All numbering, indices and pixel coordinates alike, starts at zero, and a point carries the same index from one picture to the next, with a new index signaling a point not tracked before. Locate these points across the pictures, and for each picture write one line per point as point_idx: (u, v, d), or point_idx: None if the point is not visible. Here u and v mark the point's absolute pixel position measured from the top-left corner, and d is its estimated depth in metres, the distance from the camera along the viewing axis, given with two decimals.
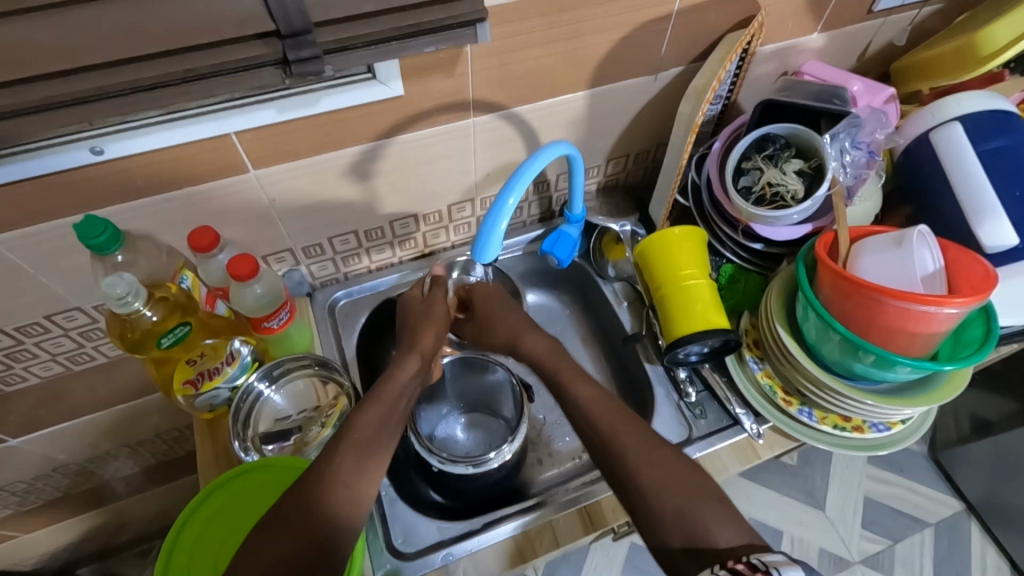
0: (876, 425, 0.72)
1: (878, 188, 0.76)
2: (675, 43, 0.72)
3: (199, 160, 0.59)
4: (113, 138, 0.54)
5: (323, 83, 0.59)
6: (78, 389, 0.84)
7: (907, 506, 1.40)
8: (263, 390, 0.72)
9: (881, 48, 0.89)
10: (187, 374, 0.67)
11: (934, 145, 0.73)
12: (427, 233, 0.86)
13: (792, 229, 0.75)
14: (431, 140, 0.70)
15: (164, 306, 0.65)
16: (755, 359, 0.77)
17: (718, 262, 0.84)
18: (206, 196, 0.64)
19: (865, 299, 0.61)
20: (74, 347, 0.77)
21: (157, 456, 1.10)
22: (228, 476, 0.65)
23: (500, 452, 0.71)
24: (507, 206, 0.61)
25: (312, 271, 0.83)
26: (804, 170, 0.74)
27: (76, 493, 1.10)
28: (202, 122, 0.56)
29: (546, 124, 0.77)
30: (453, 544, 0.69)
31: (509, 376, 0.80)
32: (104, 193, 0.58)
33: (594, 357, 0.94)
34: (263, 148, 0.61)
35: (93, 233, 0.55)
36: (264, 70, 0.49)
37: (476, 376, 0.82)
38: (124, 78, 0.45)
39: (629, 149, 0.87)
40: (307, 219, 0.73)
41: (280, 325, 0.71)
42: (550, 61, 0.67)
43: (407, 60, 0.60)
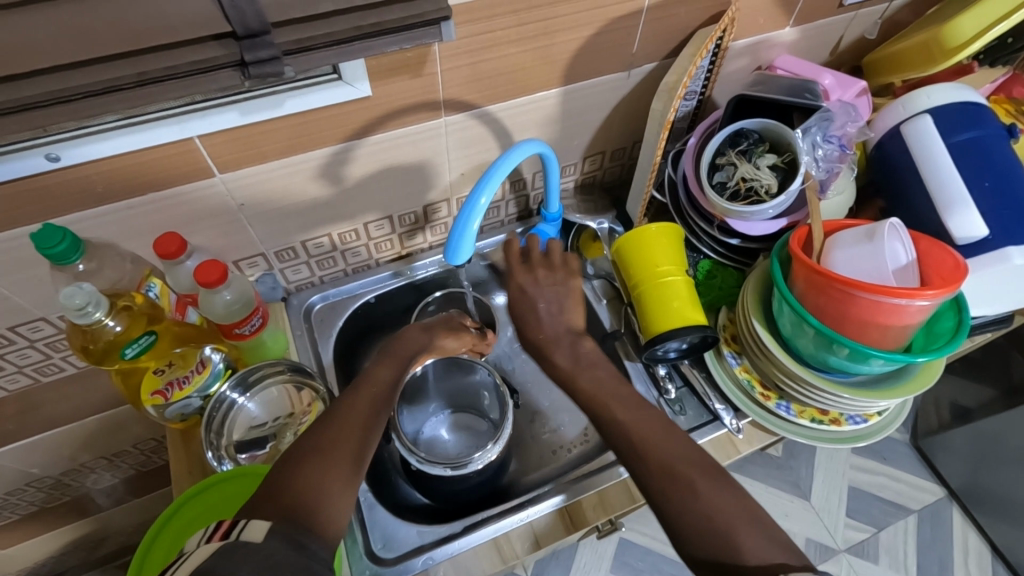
0: (854, 418, 0.73)
1: (850, 181, 0.76)
2: (647, 39, 0.72)
3: (160, 165, 0.58)
4: (69, 144, 0.52)
5: (286, 85, 0.57)
6: (48, 402, 0.83)
7: (890, 493, 1.42)
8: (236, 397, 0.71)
9: (853, 41, 0.89)
10: (154, 385, 0.65)
11: (905, 138, 0.73)
12: (403, 235, 0.85)
13: (767, 224, 0.75)
14: (401, 141, 0.69)
15: (128, 316, 0.64)
16: (733, 354, 0.77)
17: (695, 258, 0.83)
18: (170, 202, 0.62)
19: (838, 292, 0.62)
20: (41, 359, 0.75)
21: (135, 467, 1.08)
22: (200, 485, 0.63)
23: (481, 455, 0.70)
24: (478, 206, 0.61)
25: (286, 275, 0.81)
26: (778, 165, 0.74)
27: (53, 507, 1.08)
28: (162, 126, 0.54)
29: (520, 122, 0.76)
30: (433, 548, 0.68)
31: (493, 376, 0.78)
32: (62, 201, 0.57)
33: None
34: (228, 151, 0.60)
35: (49, 242, 0.53)
36: (223, 72, 0.47)
37: (459, 376, 0.81)
38: (71, 81, 0.44)
39: (605, 147, 0.87)
40: (277, 223, 0.72)
41: (252, 332, 0.70)
42: (520, 58, 0.67)
43: (373, 60, 0.58)
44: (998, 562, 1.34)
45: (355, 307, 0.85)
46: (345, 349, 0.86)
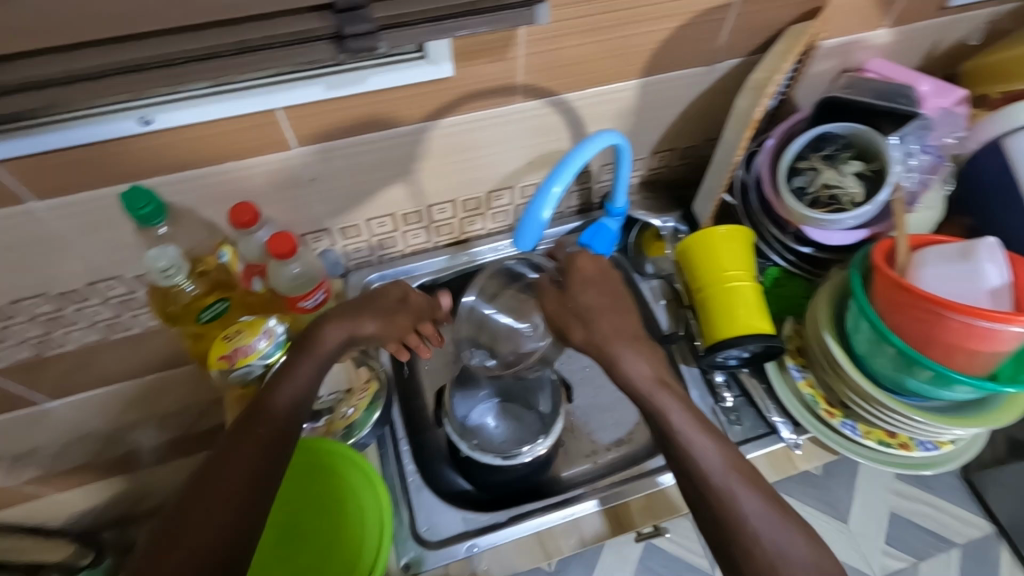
0: (924, 444, 0.69)
1: (941, 197, 0.73)
2: (735, 34, 0.69)
3: (244, 135, 0.59)
4: (162, 110, 0.54)
5: (371, 61, 0.57)
6: (114, 357, 0.86)
7: (934, 525, 1.36)
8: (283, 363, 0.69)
9: (950, 47, 0.84)
10: (222, 349, 0.67)
11: (1007, 154, 0.68)
12: (464, 220, 0.85)
13: (846, 235, 0.72)
14: (475, 125, 0.69)
15: (204, 281, 0.68)
16: (798, 367, 0.74)
17: (763, 265, 0.81)
18: (247, 173, 0.63)
19: (924, 312, 0.58)
20: (111, 316, 0.77)
21: (185, 427, 1.11)
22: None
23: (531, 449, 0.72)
24: (552, 195, 0.60)
25: (347, 252, 0.82)
26: (864, 173, 0.70)
27: (105, 457, 1.12)
28: (250, 97, 0.55)
29: (594, 113, 0.74)
30: (477, 536, 0.68)
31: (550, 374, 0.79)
32: (150, 164, 0.58)
33: None
34: (308, 126, 0.60)
35: (138, 204, 0.55)
36: (317, 44, 0.47)
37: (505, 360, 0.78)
38: (172, 47, 0.44)
39: (675, 144, 0.84)
40: (345, 201, 0.73)
41: (315, 306, 0.71)
42: (605, 47, 0.65)
43: (458, 40, 0.58)
44: None
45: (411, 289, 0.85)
46: None
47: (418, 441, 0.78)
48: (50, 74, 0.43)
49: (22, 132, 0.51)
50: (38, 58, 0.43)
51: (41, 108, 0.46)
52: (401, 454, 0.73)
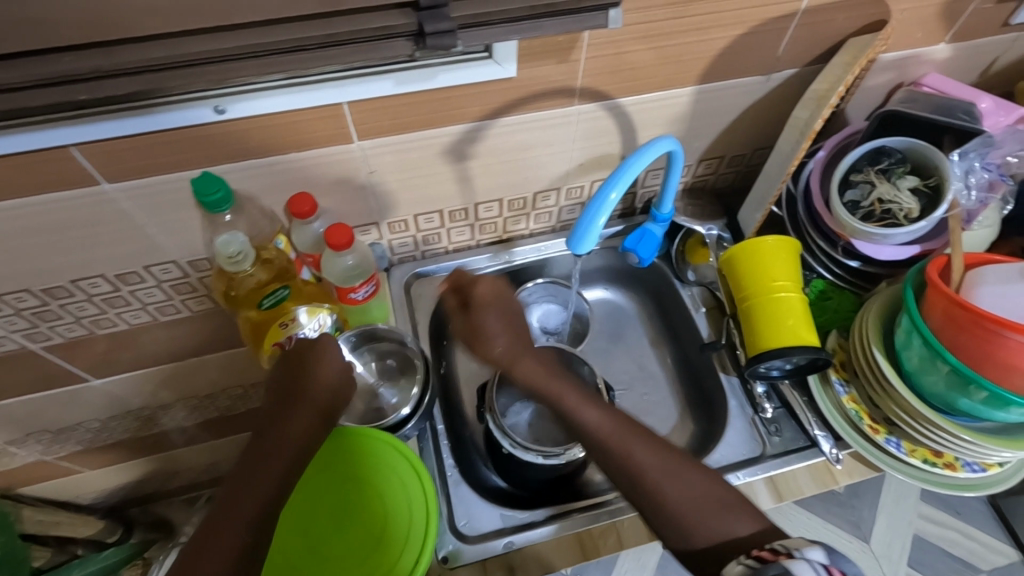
0: (970, 465, 0.68)
1: (1000, 214, 0.71)
2: (795, 44, 0.69)
3: (310, 127, 0.60)
4: (235, 99, 0.55)
5: (440, 58, 0.58)
6: (161, 338, 0.88)
7: (959, 550, 1.34)
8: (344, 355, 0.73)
9: (1009, 65, 0.83)
10: (277, 337, 0.68)
11: None
12: (508, 219, 0.85)
13: (897, 250, 0.71)
14: (531, 125, 0.69)
15: (267, 269, 0.69)
16: (841, 382, 0.73)
17: (808, 277, 0.80)
18: (308, 164, 0.64)
19: (983, 331, 0.58)
20: (162, 299, 0.79)
21: (219, 410, 1.13)
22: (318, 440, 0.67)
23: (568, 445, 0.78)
24: (608, 201, 0.61)
25: (393, 246, 0.83)
26: (920, 188, 0.70)
27: (140, 436, 1.13)
28: (321, 89, 0.56)
29: (646, 118, 0.74)
30: (514, 533, 0.68)
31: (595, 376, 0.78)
32: (219, 152, 0.59)
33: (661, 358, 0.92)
34: (372, 120, 0.62)
35: (209, 191, 0.56)
36: (397, 41, 0.48)
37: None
38: (264, 38, 0.46)
39: (723, 152, 0.84)
40: (397, 196, 0.74)
41: (364, 298, 0.72)
42: (667, 53, 0.65)
43: (525, 41, 0.58)
44: None
45: None
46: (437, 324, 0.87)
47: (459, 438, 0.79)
48: (145, 60, 0.45)
49: (104, 116, 0.53)
50: (136, 44, 0.45)
51: (130, 93, 0.47)
52: (440, 448, 0.74)
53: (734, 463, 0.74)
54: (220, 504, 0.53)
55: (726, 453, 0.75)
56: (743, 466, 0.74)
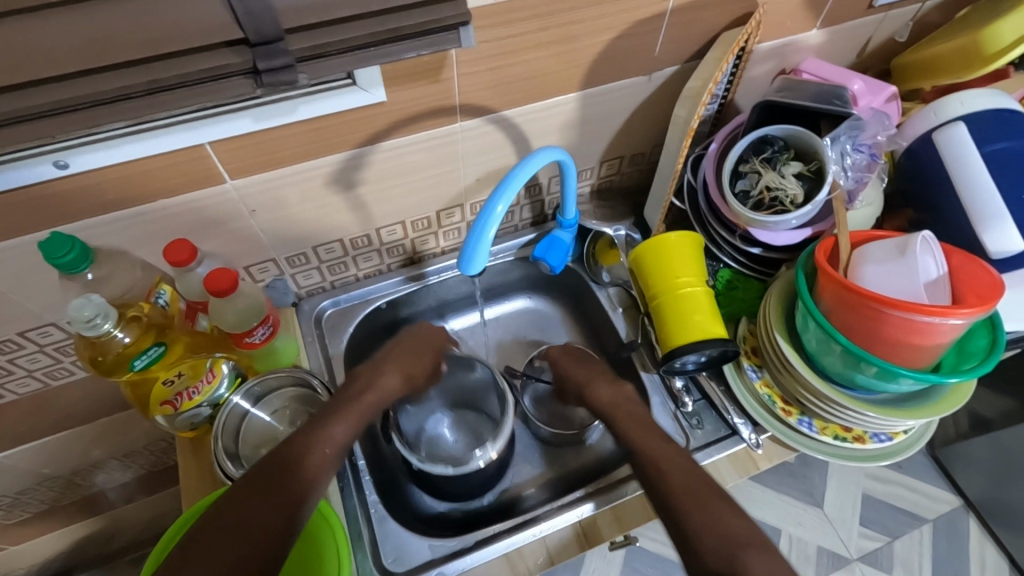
0: (878, 435, 0.70)
1: (879, 192, 0.74)
2: (670, 43, 0.70)
3: (172, 171, 0.57)
4: (78, 152, 0.51)
5: (300, 90, 0.56)
6: (60, 403, 0.82)
7: (905, 503, 1.39)
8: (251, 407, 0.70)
9: (881, 44, 0.86)
10: (163, 395, 0.64)
11: (936, 146, 0.70)
12: (417, 240, 0.84)
13: (791, 234, 0.73)
14: (418, 146, 0.68)
15: (137, 327, 0.62)
16: (754, 368, 0.75)
17: (715, 267, 0.82)
18: (181, 209, 0.61)
19: (868, 310, 0.59)
20: (50, 364, 0.74)
21: (146, 467, 1.06)
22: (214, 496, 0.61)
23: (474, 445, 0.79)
24: (496, 213, 0.58)
25: (297, 280, 0.80)
26: (804, 173, 0.71)
27: (63, 505, 1.06)
28: (173, 133, 0.53)
29: (537, 128, 0.74)
30: (444, 563, 0.67)
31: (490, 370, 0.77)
32: (74, 208, 0.56)
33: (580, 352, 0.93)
34: (240, 158, 0.59)
35: (59, 252, 0.53)
36: (233, 80, 0.46)
37: (457, 373, 0.81)
38: (78, 91, 0.42)
39: (623, 152, 0.85)
40: (289, 231, 0.71)
41: (262, 340, 0.69)
42: (542, 62, 0.65)
43: (389, 64, 0.57)
44: None
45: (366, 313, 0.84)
46: (356, 353, 0.84)
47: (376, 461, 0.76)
48: None
49: None
50: None
51: None
52: (362, 484, 0.72)
53: None
54: (193, 548, 0.51)
55: None
56: None
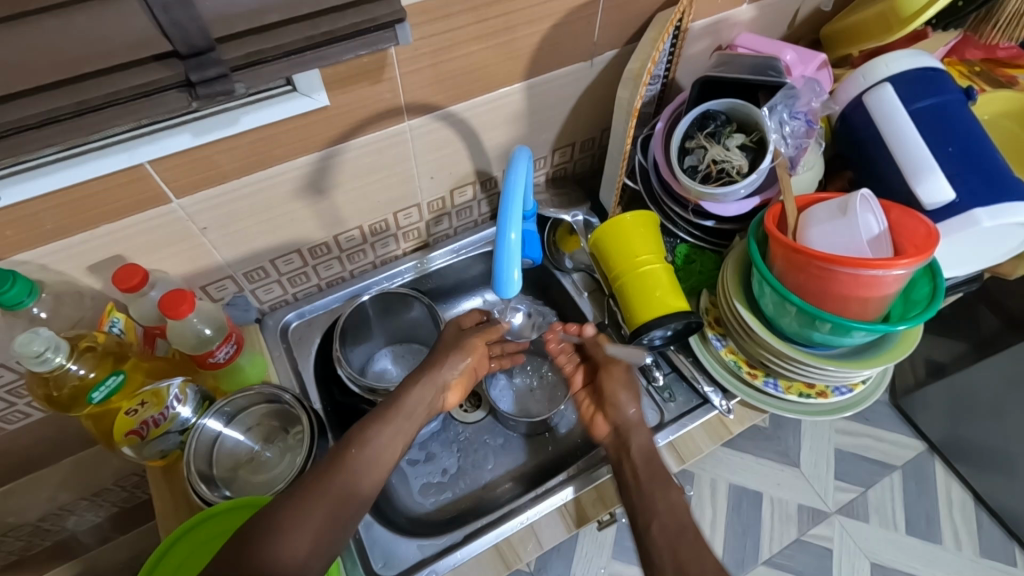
0: (840, 389, 0.73)
1: (819, 155, 0.77)
2: (608, 27, 0.71)
3: (114, 195, 0.55)
4: (9, 182, 0.49)
5: (239, 101, 0.55)
6: (17, 447, 0.79)
7: (874, 452, 1.46)
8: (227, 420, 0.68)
9: (809, 14, 0.90)
10: (128, 425, 0.61)
11: (867, 108, 0.74)
12: (377, 244, 0.83)
13: (740, 204, 0.75)
14: (371, 148, 0.68)
15: (93, 357, 0.61)
16: (718, 337, 0.77)
17: (672, 243, 0.84)
18: (128, 232, 0.59)
19: (816, 269, 0.62)
20: (5, 408, 0.71)
21: (118, 504, 1.02)
22: (205, 513, 0.60)
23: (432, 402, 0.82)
24: (509, 241, 0.59)
25: (258, 296, 0.79)
26: (747, 145, 0.74)
27: (34, 554, 1.01)
28: (110, 154, 0.51)
29: (486, 121, 0.74)
30: (435, 561, 0.67)
31: (427, 310, 0.82)
32: (11, 242, 0.53)
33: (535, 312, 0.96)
34: (185, 175, 0.57)
35: (0, 287, 0.51)
36: (169, 94, 0.45)
37: (399, 315, 0.84)
38: (3, 116, 0.41)
39: (573, 138, 0.86)
40: (243, 245, 0.70)
41: (226, 359, 0.67)
42: (483, 55, 0.65)
43: (329, 68, 0.56)
44: (980, 507, 1.40)
45: (332, 322, 0.83)
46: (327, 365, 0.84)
47: (331, 396, 0.79)
48: None
49: None
50: None
51: None
52: None
53: None
54: None
55: None
56: None
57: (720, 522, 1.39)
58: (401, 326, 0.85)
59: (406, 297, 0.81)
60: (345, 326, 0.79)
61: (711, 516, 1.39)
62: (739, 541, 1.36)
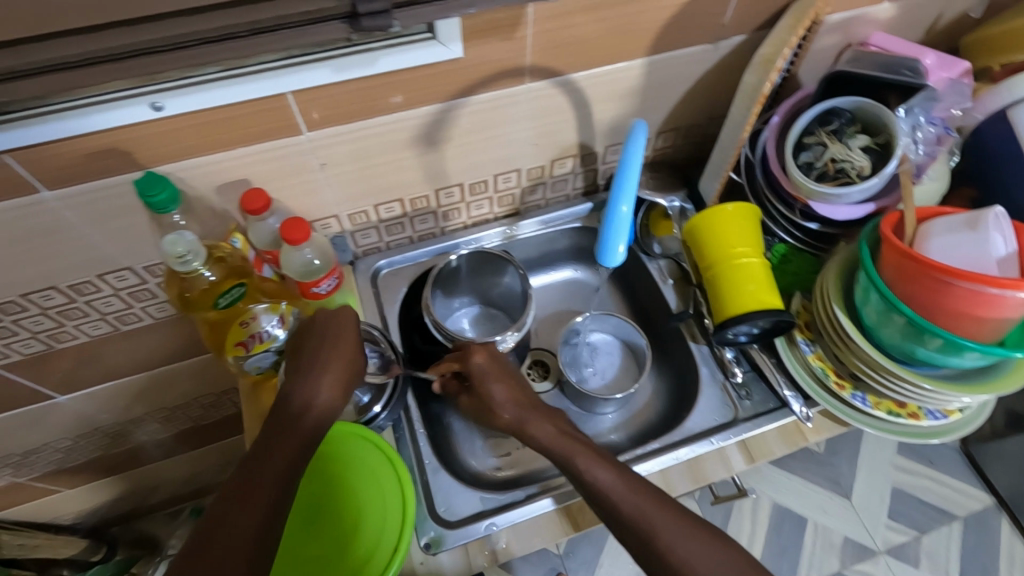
0: (933, 413, 0.70)
1: (945, 168, 0.73)
2: (741, 9, 0.69)
3: (255, 119, 0.59)
4: (172, 94, 0.53)
5: (381, 43, 0.57)
6: (123, 349, 0.85)
7: (935, 498, 1.38)
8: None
9: (952, 20, 0.84)
10: (240, 335, 0.67)
11: (1011, 123, 0.69)
12: (471, 205, 0.85)
13: (852, 209, 0.72)
14: (488, 106, 0.69)
15: (222, 267, 0.68)
16: (807, 342, 0.75)
17: (771, 241, 0.81)
18: (258, 158, 0.63)
19: (932, 281, 0.59)
20: (121, 308, 0.77)
21: (194, 419, 1.10)
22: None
23: (503, 335, 0.76)
24: (620, 213, 0.62)
25: (355, 239, 0.82)
26: (870, 147, 0.71)
27: (114, 453, 1.10)
28: (261, 80, 0.55)
29: (600, 93, 0.74)
30: (494, 515, 0.69)
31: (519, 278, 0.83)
32: (161, 151, 0.58)
33: (614, 295, 0.95)
34: (319, 108, 0.60)
35: (152, 190, 0.55)
36: (330, 24, 0.47)
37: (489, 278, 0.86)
38: (184, 27, 0.45)
39: (680, 123, 0.84)
40: (353, 186, 0.73)
41: (328, 291, 0.70)
42: (613, 25, 0.65)
43: (468, 20, 0.58)
44: None
45: (420, 273, 0.86)
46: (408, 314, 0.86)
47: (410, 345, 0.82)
48: (65, 56, 0.44)
49: (31, 118, 0.51)
50: (75, 35, 0.44)
51: (49, 93, 0.45)
52: (417, 436, 0.74)
53: (708, 429, 0.75)
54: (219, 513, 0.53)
55: (699, 420, 0.76)
56: (715, 431, 0.75)
57: (759, 541, 1.35)
58: (492, 291, 0.87)
59: (501, 264, 0.83)
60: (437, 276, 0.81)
61: (750, 533, 1.36)
62: (776, 563, 1.32)
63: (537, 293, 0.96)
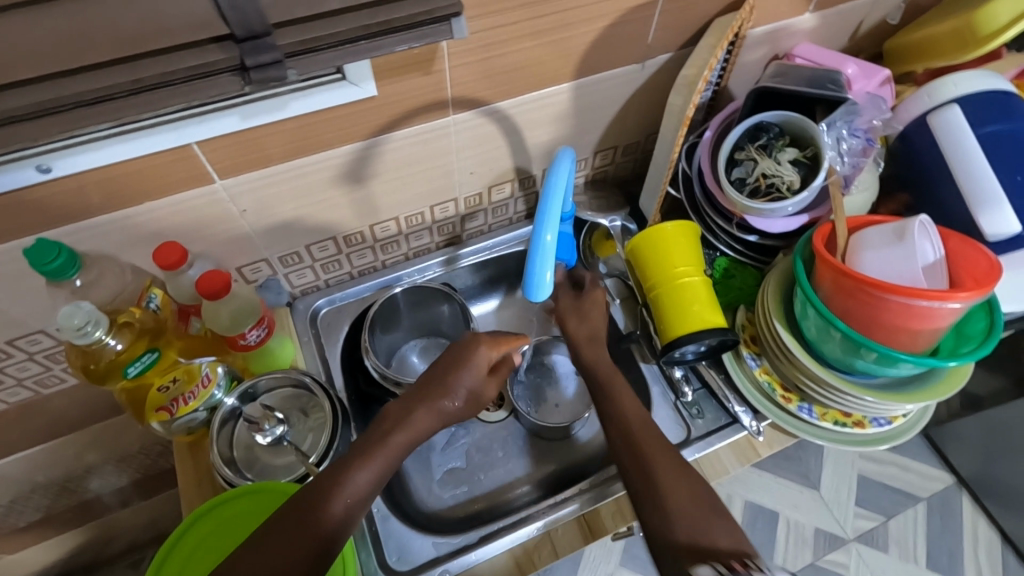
0: (878, 420, 0.70)
1: (874, 176, 0.75)
2: (663, 30, 0.69)
3: (160, 172, 0.55)
4: (61, 155, 0.50)
5: (288, 86, 0.55)
6: (52, 411, 0.80)
7: (899, 483, 1.41)
8: (286, 435, 0.66)
9: (874, 26, 0.86)
10: (159, 402, 0.63)
11: (932, 129, 0.70)
12: (410, 236, 0.83)
13: (788, 221, 0.73)
14: (415, 140, 0.67)
15: (129, 332, 0.62)
16: (753, 356, 0.75)
17: (712, 256, 0.82)
18: (171, 210, 0.60)
19: (866, 297, 0.59)
20: (41, 371, 0.73)
21: (142, 470, 1.05)
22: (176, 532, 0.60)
23: None
24: (544, 242, 0.59)
25: (291, 279, 0.79)
26: (799, 160, 0.71)
27: (60, 511, 1.05)
28: (159, 133, 0.52)
29: (530, 118, 0.73)
30: (448, 560, 0.67)
31: (458, 309, 0.81)
32: (58, 212, 0.54)
33: None
34: (230, 156, 0.57)
35: (46, 257, 0.51)
36: (221, 77, 0.45)
37: (433, 311, 0.84)
38: (62, 91, 0.41)
39: (616, 141, 0.84)
40: (280, 228, 0.69)
41: (258, 342, 0.68)
42: (533, 53, 0.64)
43: (379, 59, 0.56)
44: (1008, 550, 1.33)
45: (362, 310, 0.83)
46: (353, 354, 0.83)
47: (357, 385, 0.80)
48: None
49: None
50: None
51: None
52: None
53: None
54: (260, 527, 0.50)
55: None
56: None
57: None
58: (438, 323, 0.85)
59: (442, 295, 0.81)
60: (376, 317, 0.79)
61: None
62: None
63: (488, 317, 0.94)
